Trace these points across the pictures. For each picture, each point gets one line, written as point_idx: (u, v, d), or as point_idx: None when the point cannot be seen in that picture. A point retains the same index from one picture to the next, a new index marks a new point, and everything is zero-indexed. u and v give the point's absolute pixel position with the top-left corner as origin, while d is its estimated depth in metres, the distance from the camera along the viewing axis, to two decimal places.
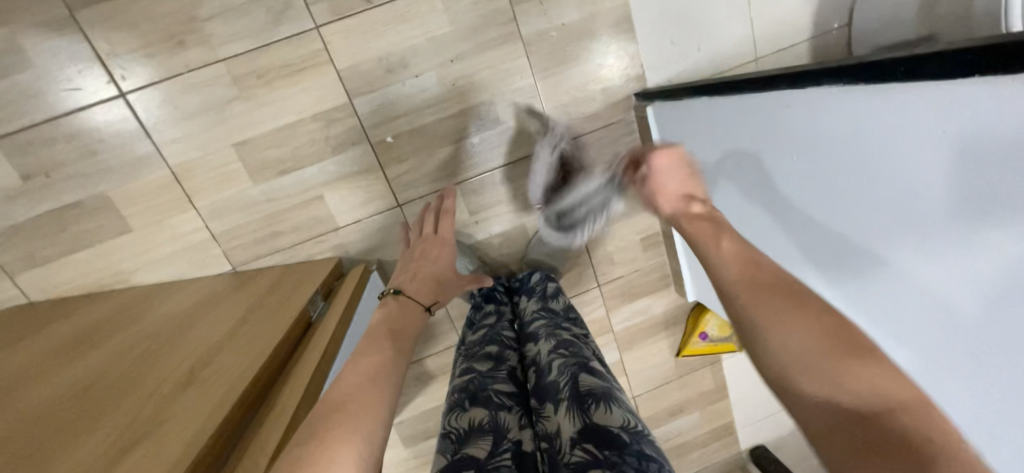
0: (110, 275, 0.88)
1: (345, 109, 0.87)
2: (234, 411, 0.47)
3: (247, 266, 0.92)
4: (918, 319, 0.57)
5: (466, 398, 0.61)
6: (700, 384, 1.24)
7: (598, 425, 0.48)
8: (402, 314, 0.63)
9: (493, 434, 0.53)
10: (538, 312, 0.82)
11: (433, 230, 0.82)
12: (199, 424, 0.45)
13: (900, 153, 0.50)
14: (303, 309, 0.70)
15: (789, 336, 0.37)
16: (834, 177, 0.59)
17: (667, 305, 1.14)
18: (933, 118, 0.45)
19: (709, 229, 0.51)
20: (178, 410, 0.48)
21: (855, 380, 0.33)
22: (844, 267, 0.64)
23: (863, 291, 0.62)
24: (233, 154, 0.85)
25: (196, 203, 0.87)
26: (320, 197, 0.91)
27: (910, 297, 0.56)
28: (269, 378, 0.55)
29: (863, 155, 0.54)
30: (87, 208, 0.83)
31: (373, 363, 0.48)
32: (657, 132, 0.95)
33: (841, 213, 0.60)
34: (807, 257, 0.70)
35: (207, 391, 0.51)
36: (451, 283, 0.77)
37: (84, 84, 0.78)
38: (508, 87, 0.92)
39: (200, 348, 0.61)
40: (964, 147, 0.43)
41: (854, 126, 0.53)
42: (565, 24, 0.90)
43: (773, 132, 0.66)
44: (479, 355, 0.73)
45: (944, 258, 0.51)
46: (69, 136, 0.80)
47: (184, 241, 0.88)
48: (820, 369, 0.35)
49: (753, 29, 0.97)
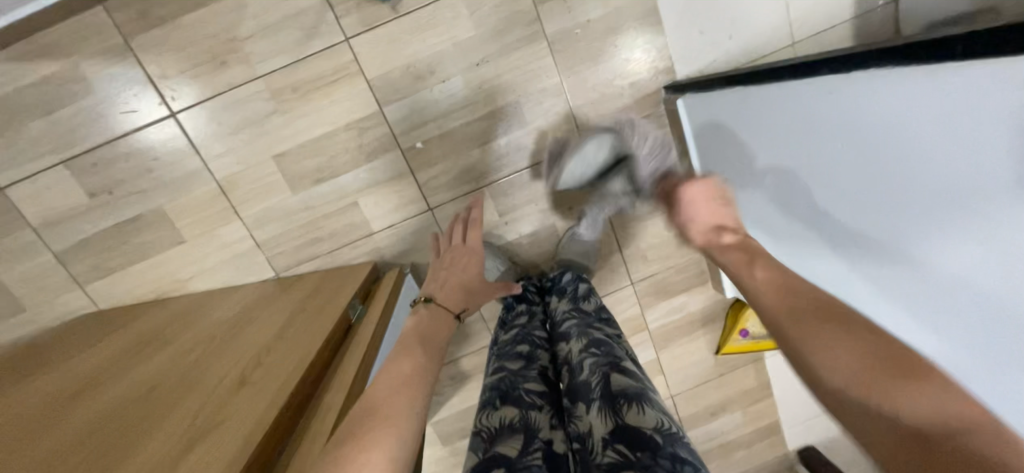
0: (167, 283, 0.94)
1: (375, 118, 0.90)
2: (285, 410, 0.50)
3: (290, 272, 0.96)
4: (971, 321, 0.54)
5: (497, 397, 0.62)
6: (742, 382, 1.20)
7: (631, 426, 0.47)
8: (433, 323, 0.64)
9: (524, 433, 0.54)
10: (570, 312, 0.81)
11: (463, 239, 0.83)
12: (253, 422, 0.48)
13: (955, 140, 0.46)
14: (344, 312, 0.72)
15: (840, 355, 0.35)
16: (877, 170, 0.56)
17: (704, 302, 1.11)
18: (990, 102, 0.42)
19: (744, 261, 0.50)
20: (235, 408, 0.51)
21: (915, 400, 0.31)
22: (893, 264, 0.61)
23: (919, 285, 0.59)
24: (273, 166, 0.90)
25: (241, 213, 0.92)
26: (355, 204, 0.94)
27: (967, 297, 0.53)
28: (315, 378, 0.58)
29: (911, 144, 0.51)
30: (145, 221, 0.90)
31: (406, 369, 0.49)
32: (689, 124, 0.93)
33: (887, 205, 0.57)
34: (851, 252, 0.67)
35: (259, 392, 0.54)
36: (480, 291, 0.78)
37: (139, 106, 0.84)
38: (534, 87, 0.92)
39: (250, 351, 0.64)
40: None
41: (901, 113, 0.50)
42: (589, 20, 0.90)
43: (812, 120, 0.63)
44: (511, 354, 0.73)
45: (1004, 255, 0.47)
46: (128, 155, 0.86)
47: (232, 249, 0.93)
48: (882, 387, 0.33)
49: (788, 12, 0.93)
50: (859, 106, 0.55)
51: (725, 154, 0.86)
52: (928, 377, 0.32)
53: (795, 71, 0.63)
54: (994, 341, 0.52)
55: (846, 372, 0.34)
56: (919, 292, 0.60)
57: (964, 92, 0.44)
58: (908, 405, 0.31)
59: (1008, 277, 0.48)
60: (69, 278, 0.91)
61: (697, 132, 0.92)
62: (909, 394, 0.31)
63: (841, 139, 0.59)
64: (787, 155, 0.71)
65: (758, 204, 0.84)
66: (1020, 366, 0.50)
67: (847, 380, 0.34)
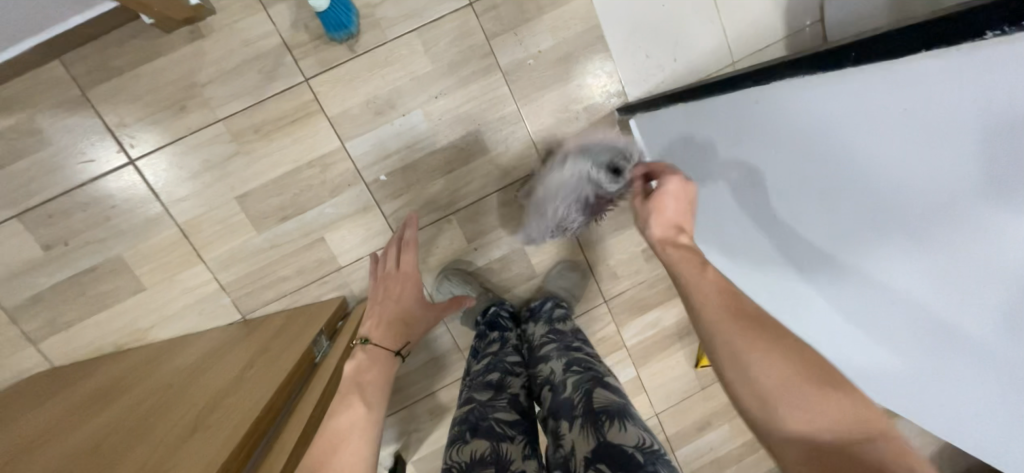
0: (127, 334, 0.90)
1: (339, 153, 0.91)
2: (240, 448, 0.49)
3: (256, 313, 0.94)
4: (937, 331, 0.55)
5: (467, 429, 0.61)
6: (724, 394, 1.19)
7: (613, 444, 0.50)
8: (371, 368, 0.60)
9: (496, 467, 0.55)
10: (547, 335, 0.81)
11: (397, 263, 0.78)
12: (205, 464, 0.46)
13: (874, 143, 0.50)
14: (308, 349, 0.71)
15: (772, 363, 0.40)
16: (810, 175, 0.59)
17: (678, 314, 1.12)
18: (904, 102, 0.45)
19: (683, 253, 0.52)
20: (187, 452, 0.49)
21: (829, 407, 0.38)
22: (838, 269, 0.64)
23: (862, 286, 0.62)
24: (237, 206, 0.89)
25: (205, 256, 0.90)
26: (322, 239, 0.94)
27: (923, 306, 0.55)
28: (272, 418, 0.56)
29: (837, 148, 0.54)
30: (103, 271, 0.87)
31: (352, 415, 0.51)
32: (643, 143, 0.97)
33: (824, 209, 0.60)
34: (797, 257, 0.70)
35: (210, 437, 0.52)
36: (418, 320, 0.75)
37: (96, 155, 0.84)
38: (494, 115, 0.95)
39: (204, 396, 0.62)
40: (953, 125, 0.42)
41: (822, 118, 0.54)
42: (540, 50, 0.94)
43: (746, 131, 0.67)
44: (480, 383, 0.73)
45: (941, 253, 0.50)
46: (86, 205, 0.85)
47: (195, 293, 0.91)
48: (798, 400, 0.39)
49: (725, 35, 1.00)
50: (797, 120, 0.57)
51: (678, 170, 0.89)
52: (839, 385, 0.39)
53: (726, 86, 0.68)
54: (943, 335, 0.54)
55: (774, 384, 0.40)
56: (864, 291, 0.62)
57: (877, 91, 0.47)
58: (819, 415, 0.38)
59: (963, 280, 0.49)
60: (21, 335, 0.87)
61: (650, 149, 0.96)
62: (824, 405, 0.38)
63: (785, 156, 0.62)
64: (728, 166, 0.74)
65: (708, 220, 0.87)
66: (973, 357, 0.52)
67: (773, 383, 0.40)
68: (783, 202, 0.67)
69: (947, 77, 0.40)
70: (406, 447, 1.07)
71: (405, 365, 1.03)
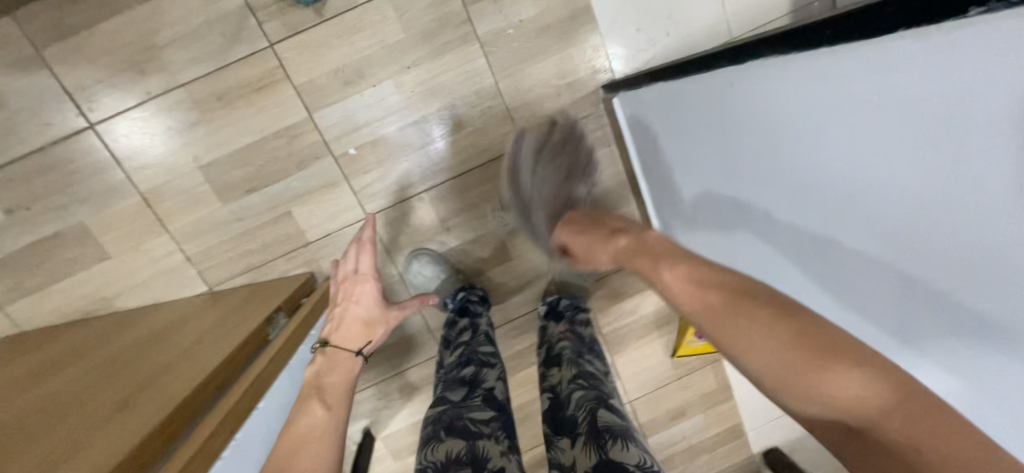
0: (94, 301, 0.90)
1: (306, 124, 0.87)
2: (167, 421, 0.48)
3: (223, 286, 0.93)
4: (923, 331, 0.51)
5: (440, 428, 0.58)
6: (702, 384, 1.17)
7: (614, 462, 0.49)
8: (335, 370, 0.60)
9: (471, 467, 0.53)
10: (565, 334, 0.81)
11: (354, 264, 0.70)
12: (130, 436, 0.46)
13: (864, 129, 0.44)
14: (260, 327, 0.70)
15: (763, 346, 0.42)
16: (794, 162, 0.55)
17: (657, 303, 1.09)
18: (901, 84, 0.39)
19: (650, 262, 0.54)
20: (116, 425, 0.49)
21: (833, 389, 0.38)
22: (817, 263, 0.60)
23: (838, 284, 0.58)
24: (201, 176, 0.87)
25: (170, 226, 0.89)
26: (289, 213, 0.91)
27: (909, 305, 0.51)
28: (199, 406, 0.53)
29: (824, 135, 0.49)
30: (67, 238, 0.86)
31: (316, 426, 0.49)
32: (626, 124, 0.92)
33: (807, 199, 0.56)
34: (775, 248, 0.66)
35: (125, 424, 0.48)
36: (385, 321, 0.70)
37: (55, 118, 0.81)
38: (470, 89, 0.91)
39: (142, 375, 0.60)
40: (955, 111, 0.36)
41: (810, 101, 0.48)
42: (521, 20, 0.89)
43: (727, 113, 0.62)
44: (454, 380, 0.71)
45: (926, 252, 0.45)
46: (46, 169, 0.83)
47: (161, 263, 0.90)
48: (796, 383, 0.40)
49: (723, 9, 0.92)
50: (781, 106, 0.52)
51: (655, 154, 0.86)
52: (845, 352, 0.39)
53: (705, 64, 0.63)
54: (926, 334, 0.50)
55: (771, 365, 0.41)
56: (840, 288, 0.58)
57: (867, 73, 0.41)
58: (831, 389, 0.38)
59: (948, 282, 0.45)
60: None
61: (632, 130, 0.92)
62: (822, 382, 0.39)
63: (765, 150, 0.58)
64: (707, 149, 0.70)
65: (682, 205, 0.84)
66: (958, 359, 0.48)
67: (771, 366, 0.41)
68: (765, 198, 0.63)
69: (960, 54, 0.34)
70: (376, 424, 1.07)
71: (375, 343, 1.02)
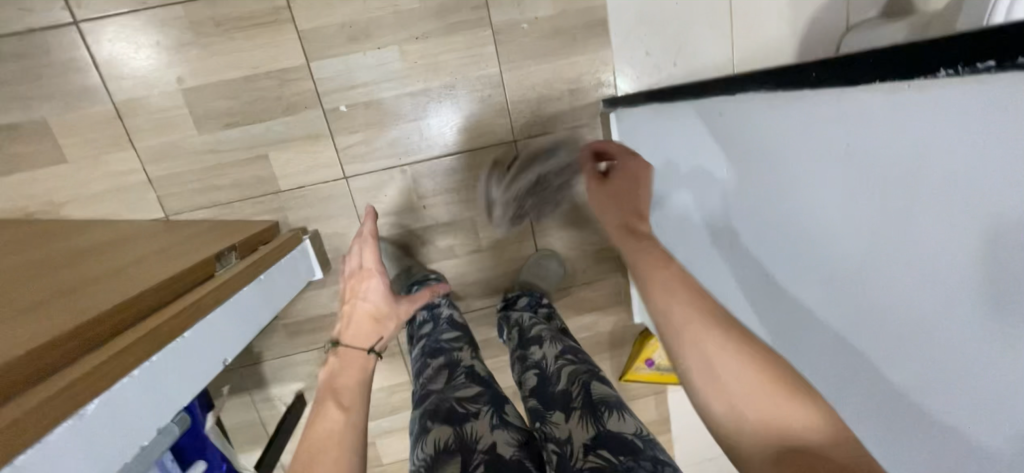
0: (37, 204, 0.85)
1: (301, 71, 0.86)
2: (85, 325, 0.45)
3: (181, 217, 0.89)
4: (852, 358, 0.51)
5: (428, 421, 0.62)
6: (643, 412, 1.18)
7: (613, 433, 0.56)
8: (347, 369, 0.61)
9: (462, 453, 0.56)
10: (537, 320, 0.86)
11: (361, 262, 0.77)
12: (38, 330, 0.42)
13: (829, 155, 0.45)
14: (207, 261, 0.67)
15: (727, 360, 0.40)
16: (770, 176, 0.54)
17: (615, 322, 1.10)
18: (864, 116, 0.39)
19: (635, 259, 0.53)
20: (24, 316, 0.45)
21: (785, 409, 0.37)
22: (774, 280, 0.60)
23: (785, 302, 0.59)
24: (181, 99, 0.84)
25: (138, 143, 0.85)
26: (265, 156, 0.89)
27: (846, 333, 0.51)
28: (116, 326, 0.49)
29: (794, 161, 0.50)
30: (24, 131, 0.82)
31: (333, 418, 0.52)
32: (619, 138, 0.93)
33: (779, 216, 0.55)
34: (741, 261, 0.66)
35: (29, 323, 0.44)
36: (392, 317, 0.74)
37: (38, 6, 0.77)
38: (474, 73, 0.90)
39: (63, 283, 0.56)
40: (913, 147, 0.36)
41: (785, 128, 0.49)
42: (537, 17, 0.89)
43: (710, 137, 0.64)
44: (430, 372, 0.73)
45: (866, 282, 0.46)
46: (17, 57, 0.79)
47: (121, 179, 0.87)
48: (753, 397, 0.39)
49: (731, 51, 0.95)
50: (759, 135, 0.54)
51: None
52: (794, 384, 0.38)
53: (695, 90, 0.64)
54: (855, 362, 0.51)
55: (734, 385, 0.39)
56: (786, 305, 0.59)
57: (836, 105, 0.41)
58: (783, 414, 0.37)
59: (885, 344, 0.46)
60: None
61: (624, 144, 0.93)
62: (773, 397, 0.38)
63: (744, 174, 0.59)
64: (688, 167, 0.72)
65: (661, 220, 0.86)
66: (878, 387, 0.49)
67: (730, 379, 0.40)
68: (740, 218, 0.63)
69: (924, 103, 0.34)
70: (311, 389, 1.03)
71: (326, 307, 0.99)
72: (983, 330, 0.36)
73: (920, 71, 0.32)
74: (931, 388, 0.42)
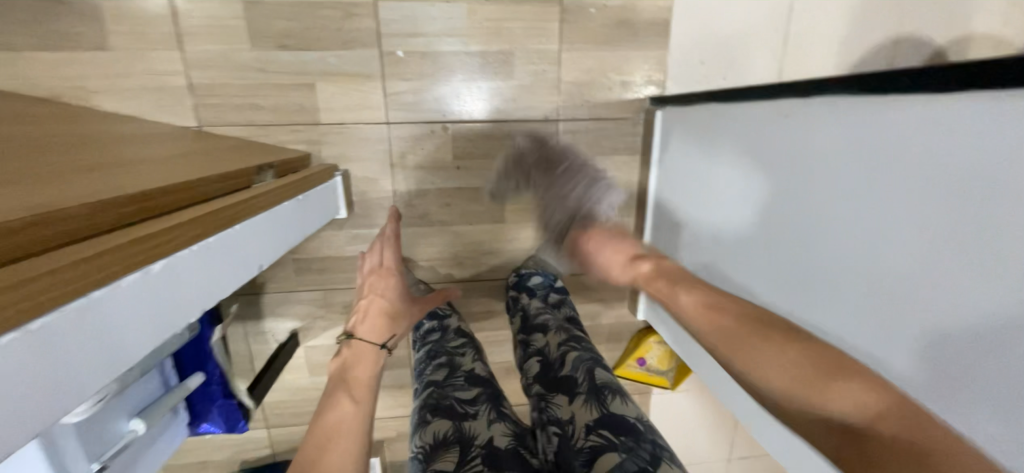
0: (67, 86, 0.82)
1: (367, 9, 0.85)
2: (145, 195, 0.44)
3: (213, 129, 0.87)
4: (878, 348, 0.54)
5: (428, 411, 0.63)
6: None
7: (615, 414, 0.58)
8: (361, 362, 0.60)
9: (461, 444, 0.57)
10: (545, 308, 0.87)
11: (381, 260, 0.75)
12: (105, 192, 0.42)
13: (888, 165, 0.48)
14: (247, 170, 0.66)
15: (774, 365, 0.45)
16: (818, 184, 0.58)
17: (616, 317, 1.12)
18: (938, 130, 0.43)
19: (666, 286, 0.60)
20: (85, 179, 0.44)
21: (837, 397, 0.41)
22: (800, 281, 0.64)
23: (809, 304, 0.63)
24: (241, 12, 0.83)
25: (186, 47, 0.83)
26: (312, 86, 0.88)
27: (875, 328, 0.54)
28: (166, 206, 0.47)
29: (849, 168, 0.53)
30: (71, 10, 0.79)
31: (345, 415, 0.52)
32: (659, 137, 0.95)
33: (815, 222, 0.59)
34: (768, 262, 0.69)
35: (84, 187, 0.42)
36: (406, 315, 0.72)
37: None
38: (534, 46, 0.91)
39: (108, 158, 0.54)
40: (990, 163, 0.40)
41: (848, 137, 0.53)
42: (606, 5, 0.91)
43: (762, 138, 0.67)
44: (431, 368, 0.73)
45: (906, 281, 0.49)
46: None
47: (161, 79, 0.84)
48: (812, 390, 0.42)
49: (778, 76, 0.98)
50: (818, 141, 0.57)
51: (676, 166, 0.90)
52: (840, 371, 0.43)
53: (761, 93, 0.66)
54: (882, 349, 0.54)
55: (794, 390, 0.43)
56: (812, 304, 0.62)
57: (911, 121, 0.45)
58: (831, 398, 0.41)
59: (905, 349, 0.51)
60: None
61: (662, 144, 0.95)
62: (828, 395, 0.41)
63: (789, 178, 0.63)
64: (729, 168, 0.75)
65: (685, 214, 0.89)
66: (902, 364, 0.52)
67: (782, 377, 0.44)
68: (772, 220, 0.67)
69: (1010, 118, 0.38)
70: (306, 330, 1.02)
71: (339, 249, 0.98)
72: (996, 325, 0.42)
73: (1021, 82, 0.36)
74: (952, 391, 0.48)
